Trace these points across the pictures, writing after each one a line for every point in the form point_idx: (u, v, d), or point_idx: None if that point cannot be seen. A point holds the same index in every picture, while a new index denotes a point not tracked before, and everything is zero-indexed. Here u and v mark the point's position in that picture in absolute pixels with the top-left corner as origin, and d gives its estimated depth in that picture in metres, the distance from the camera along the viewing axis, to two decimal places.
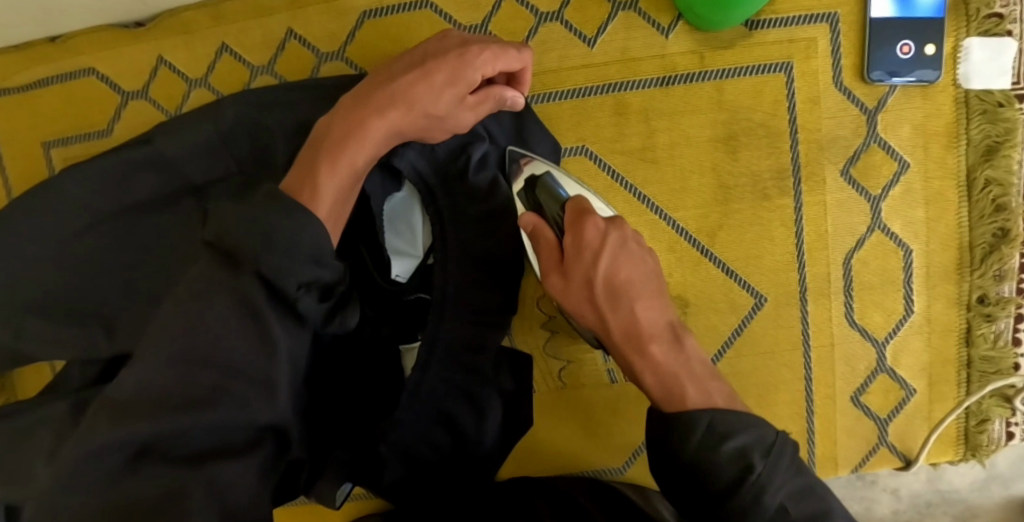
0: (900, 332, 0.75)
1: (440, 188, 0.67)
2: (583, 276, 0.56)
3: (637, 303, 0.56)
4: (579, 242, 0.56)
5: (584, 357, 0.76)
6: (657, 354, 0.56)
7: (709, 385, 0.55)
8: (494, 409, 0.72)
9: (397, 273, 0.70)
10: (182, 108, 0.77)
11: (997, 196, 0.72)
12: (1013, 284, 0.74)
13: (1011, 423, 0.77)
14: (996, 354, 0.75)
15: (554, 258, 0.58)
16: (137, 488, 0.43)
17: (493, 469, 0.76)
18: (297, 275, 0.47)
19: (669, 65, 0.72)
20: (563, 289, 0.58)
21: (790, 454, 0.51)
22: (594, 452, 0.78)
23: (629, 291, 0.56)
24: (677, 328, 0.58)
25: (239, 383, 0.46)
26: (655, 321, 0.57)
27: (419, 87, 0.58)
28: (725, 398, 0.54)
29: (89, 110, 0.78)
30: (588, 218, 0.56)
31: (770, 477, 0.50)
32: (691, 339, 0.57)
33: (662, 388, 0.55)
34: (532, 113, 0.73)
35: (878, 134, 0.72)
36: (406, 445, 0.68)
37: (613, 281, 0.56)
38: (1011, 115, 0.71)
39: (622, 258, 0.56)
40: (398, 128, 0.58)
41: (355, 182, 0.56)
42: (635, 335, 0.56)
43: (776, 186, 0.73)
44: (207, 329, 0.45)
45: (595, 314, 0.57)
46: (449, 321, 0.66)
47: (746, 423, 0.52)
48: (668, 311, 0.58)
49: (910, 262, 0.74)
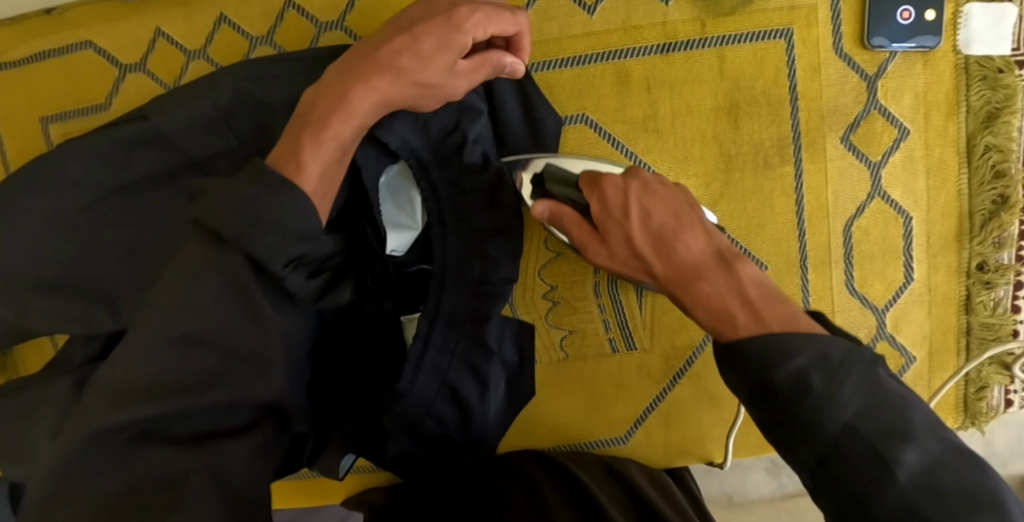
0: (901, 299, 0.75)
1: (434, 163, 0.67)
2: (621, 236, 0.54)
3: (676, 237, 0.51)
4: (605, 206, 0.54)
5: (586, 326, 0.76)
6: (706, 288, 0.50)
7: (761, 307, 0.48)
8: (497, 380, 0.72)
9: (394, 248, 0.68)
10: (180, 81, 0.77)
11: (997, 163, 0.72)
12: (1012, 251, 0.74)
13: (1010, 390, 0.77)
14: (995, 321, 0.76)
15: (590, 232, 0.57)
16: (136, 474, 0.42)
17: (495, 440, 0.76)
18: (286, 253, 0.47)
19: (670, 33, 0.72)
20: (608, 256, 0.56)
21: (863, 370, 0.42)
22: (595, 423, 0.78)
23: (665, 236, 0.52)
24: (728, 253, 0.51)
25: (234, 360, 0.47)
26: (702, 255, 0.51)
27: (409, 56, 0.57)
28: (785, 323, 0.46)
29: (86, 84, 0.77)
30: (605, 179, 0.55)
31: (834, 397, 0.42)
32: (748, 263, 0.50)
33: (710, 313, 0.49)
34: (533, 80, 0.73)
35: (879, 101, 0.72)
36: (410, 417, 0.68)
37: (645, 232, 0.52)
38: (1011, 81, 0.71)
39: (647, 199, 0.53)
40: (386, 99, 0.57)
41: (343, 153, 0.55)
42: (678, 272, 0.51)
43: (776, 154, 0.73)
44: (197, 309, 0.46)
45: (642, 269, 0.54)
46: (450, 290, 0.66)
47: (802, 341, 0.44)
48: (717, 238, 0.52)
49: (910, 229, 0.74)
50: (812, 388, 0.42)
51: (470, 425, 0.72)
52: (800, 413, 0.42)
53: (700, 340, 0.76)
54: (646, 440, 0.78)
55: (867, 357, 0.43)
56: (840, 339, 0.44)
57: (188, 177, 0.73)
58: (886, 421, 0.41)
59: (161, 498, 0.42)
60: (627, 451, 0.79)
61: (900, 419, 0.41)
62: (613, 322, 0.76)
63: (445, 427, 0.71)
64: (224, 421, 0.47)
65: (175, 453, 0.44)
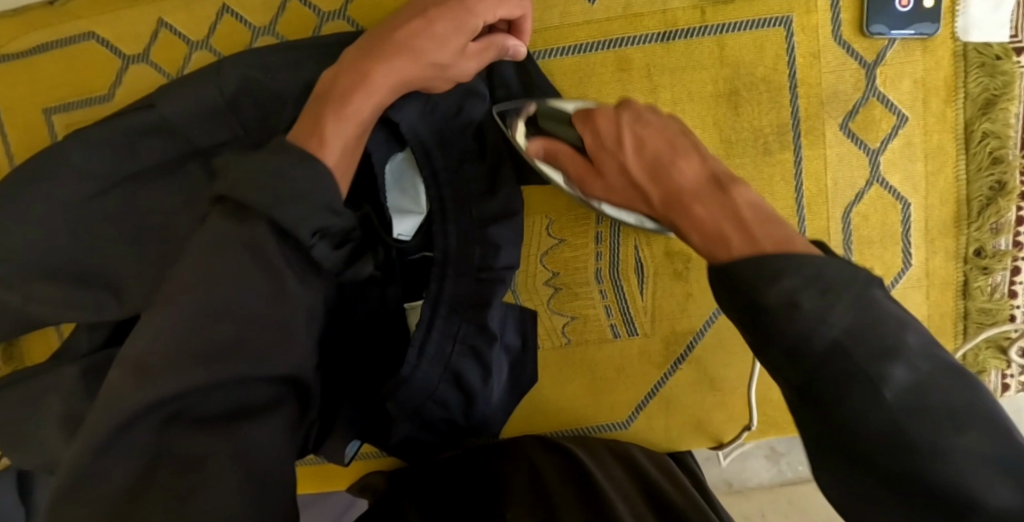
0: (899, 285, 0.77)
1: (436, 147, 0.67)
2: (614, 164, 0.55)
3: (670, 155, 0.52)
4: (598, 138, 0.57)
5: (587, 312, 0.77)
6: (699, 209, 0.48)
7: (755, 226, 0.45)
8: (500, 365, 0.73)
9: (401, 233, 0.70)
10: (184, 71, 0.77)
11: (995, 149, 0.73)
12: (1010, 237, 0.75)
13: (1007, 374, 0.79)
14: (992, 306, 0.77)
15: (582, 164, 0.59)
16: (161, 454, 0.43)
17: (499, 425, 0.77)
18: (314, 220, 0.49)
19: (670, 20, 0.72)
20: (605, 187, 0.57)
21: (865, 287, 0.40)
22: (597, 409, 0.79)
23: (661, 158, 0.53)
24: (726, 178, 0.50)
25: (260, 335, 0.47)
26: (696, 178, 0.51)
27: (424, 38, 0.60)
28: (777, 241, 0.43)
29: (89, 75, 0.78)
30: (597, 112, 0.58)
31: (822, 313, 0.39)
32: (743, 186, 0.49)
33: (704, 238, 0.47)
34: (535, 68, 0.73)
35: (878, 88, 0.73)
36: (414, 402, 0.69)
37: (641, 152, 0.54)
38: (1009, 68, 0.71)
39: (640, 129, 0.55)
40: (403, 77, 0.59)
41: (363, 129, 0.56)
42: (674, 195, 0.51)
43: (776, 141, 0.74)
44: (222, 285, 0.47)
45: (642, 200, 0.54)
46: (452, 278, 0.67)
47: (802, 262, 0.41)
48: (713, 164, 0.52)
49: (908, 215, 0.75)
50: (803, 307, 0.39)
51: (474, 410, 0.73)
52: (782, 329, 0.40)
53: (701, 326, 0.77)
54: (647, 424, 0.79)
55: (894, 320, 0.39)
56: (838, 260, 0.41)
57: (193, 166, 0.73)
58: (920, 395, 0.38)
59: (181, 481, 0.42)
60: (629, 436, 0.80)
61: (943, 395, 0.38)
62: (614, 309, 0.76)
63: (450, 412, 0.71)
64: (248, 400, 0.47)
65: (197, 433, 0.44)
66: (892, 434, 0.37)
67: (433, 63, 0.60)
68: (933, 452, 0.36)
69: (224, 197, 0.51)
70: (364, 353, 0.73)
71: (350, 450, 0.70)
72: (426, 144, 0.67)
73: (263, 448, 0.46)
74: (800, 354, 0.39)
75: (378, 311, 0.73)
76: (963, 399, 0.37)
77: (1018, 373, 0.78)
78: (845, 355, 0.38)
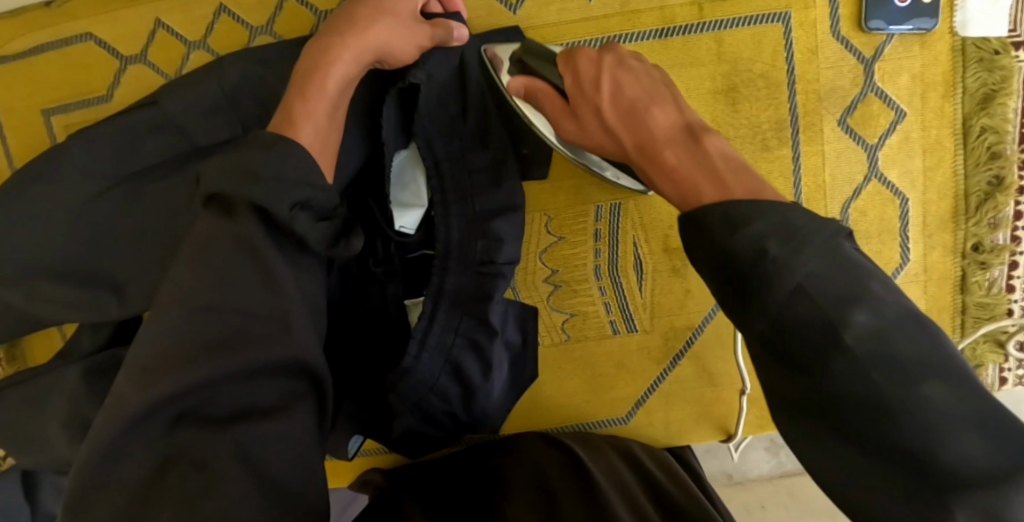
0: (896, 280, 0.77)
1: (437, 135, 0.69)
2: (593, 105, 0.62)
3: (648, 100, 0.60)
4: (578, 78, 0.64)
5: (587, 309, 0.77)
6: (670, 157, 0.56)
7: (728, 178, 0.51)
8: (501, 362, 0.74)
9: (403, 225, 0.71)
10: (181, 71, 0.77)
11: (993, 144, 0.73)
12: (1007, 231, 0.75)
13: (1005, 368, 0.79)
14: (990, 300, 0.77)
15: (561, 106, 0.65)
16: (172, 452, 0.44)
17: (500, 421, 0.78)
18: (294, 193, 0.51)
19: (668, 17, 0.72)
20: (577, 131, 0.64)
21: (825, 237, 0.43)
22: (598, 404, 0.79)
23: (634, 100, 0.60)
24: (697, 127, 0.58)
25: (258, 323, 0.48)
26: (668, 127, 0.58)
27: (373, 19, 0.63)
28: (749, 189, 0.49)
29: (87, 77, 0.77)
30: (578, 53, 0.65)
31: (789, 260, 0.42)
32: (714, 138, 0.55)
33: (684, 147, 0.55)
34: None
35: (876, 83, 0.73)
36: (417, 395, 0.70)
37: (615, 90, 0.61)
38: (1007, 63, 0.71)
39: (619, 71, 0.62)
40: (364, 52, 0.62)
41: (333, 108, 0.60)
42: (648, 142, 0.58)
43: (774, 137, 0.74)
44: (222, 279, 0.48)
45: (612, 139, 0.62)
46: (453, 272, 0.69)
47: (766, 207, 0.45)
48: (682, 113, 0.59)
49: (906, 210, 0.75)
50: (772, 251, 0.43)
51: (475, 405, 0.73)
52: (755, 279, 0.43)
53: (700, 321, 0.77)
54: (647, 420, 0.80)
55: (921, 323, 0.41)
56: (804, 213, 0.45)
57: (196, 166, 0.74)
58: (891, 351, 0.40)
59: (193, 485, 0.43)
60: (629, 431, 0.80)
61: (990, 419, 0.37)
62: (612, 305, 0.77)
63: (451, 406, 0.72)
64: (256, 398, 0.47)
65: (208, 430, 0.45)
66: (870, 401, 0.39)
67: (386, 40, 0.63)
68: (913, 414, 0.38)
69: (210, 200, 0.52)
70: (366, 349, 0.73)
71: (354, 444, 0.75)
72: (427, 132, 0.68)
73: (269, 441, 0.46)
74: (780, 320, 0.42)
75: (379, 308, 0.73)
76: (953, 376, 0.39)
77: (1015, 366, 0.79)
78: (818, 302, 0.41)
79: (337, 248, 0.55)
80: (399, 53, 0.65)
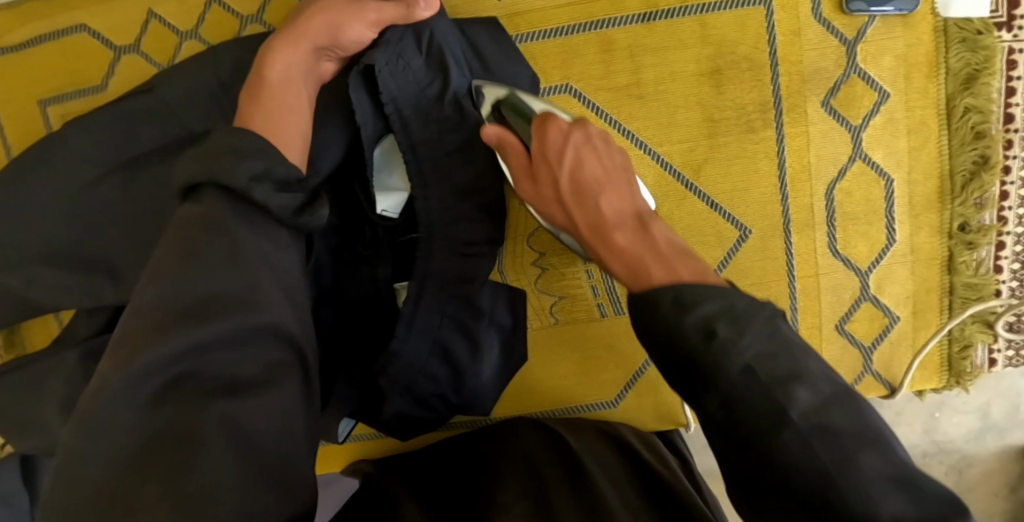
0: (884, 260, 0.77)
1: (414, 118, 0.68)
2: (550, 177, 0.60)
3: (602, 222, 0.58)
4: (544, 145, 0.60)
5: (575, 292, 0.78)
6: (619, 239, 0.56)
7: (676, 261, 0.52)
8: (489, 344, 0.75)
9: (385, 210, 0.72)
10: (174, 60, 0.79)
11: (977, 123, 0.74)
12: (994, 212, 0.76)
13: (994, 349, 0.79)
14: (978, 280, 0.77)
15: (523, 163, 0.62)
16: (155, 427, 0.42)
17: (489, 404, 0.79)
18: (247, 165, 0.52)
19: (651, 1, 0.73)
20: (533, 192, 0.63)
21: (767, 316, 0.44)
22: (588, 387, 0.80)
23: (592, 184, 0.59)
24: (647, 216, 0.58)
25: (228, 297, 0.47)
26: (618, 210, 0.58)
27: (315, 11, 0.68)
28: (696, 274, 0.50)
29: (81, 67, 0.79)
30: (551, 121, 0.61)
31: (736, 338, 0.43)
32: (661, 224, 0.57)
33: (625, 267, 0.55)
34: (517, 50, 0.74)
35: (859, 64, 0.73)
36: (407, 377, 0.71)
37: (577, 175, 0.59)
38: (990, 42, 0.72)
39: (583, 149, 0.60)
40: (305, 39, 0.67)
41: (277, 89, 0.64)
42: (599, 225, 0.58)
43: (759, 119, 0.74)
44: (195, 256, 0.49)
45: (564, 212, 0.61)
46: (439, 254, 0.70)
47: (712, 290, 0.45)
48: (636, 200, 0.59)
49: (892, 191, 0.76)
50: (718, 332, 0.43)
51: (465, 386, 0.74)
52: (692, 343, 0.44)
53: None
54: (637, 402, 0.80)
55: (794, 352, 0.43)
56: (744, 294, 0.45)
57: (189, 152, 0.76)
58: (791, 375, 0.42)
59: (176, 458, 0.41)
60: (619, 414, 0.81)
61: (840, 415, 0.41)
62: (600, 288, 0.77)
63: (440, 387, 0.73)
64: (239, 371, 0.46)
65: (187, 405, 0.43)
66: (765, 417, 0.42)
67: (330, 24, 0.67)
68: (800, 427, 0.41)
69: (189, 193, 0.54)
70: (356, 333, 0.75)
71: (344, 427, 0.77)
72: (404, 115, 0.68)
73: (246, 414, 0.44)
74: (690, 339, 0.44)
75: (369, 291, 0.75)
76: (833, 389, 0.43)
77: (1004, 347, 0.79)
78: (715, 322, 0.44)
79: (304, 217, 0.56)
80: (350, 33, 0.68)
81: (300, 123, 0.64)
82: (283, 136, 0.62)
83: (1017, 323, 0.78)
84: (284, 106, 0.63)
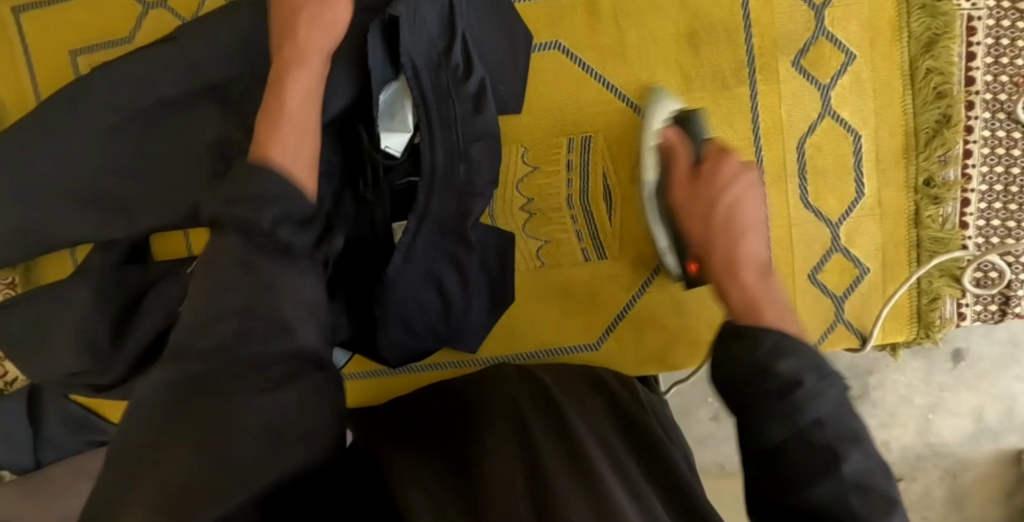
0: (853, 213, 0.81)
1: (425, 70, 0.74)
2: (709, 198, 0.67)
3: (737, 249, 0.63)
4: (713, 177, 0.69)
5: (561, 237, 0.82)
6: (744, 278, 0.60)
7: (768, 310, 0.56)
8: (477, 279, 0.80)
9: (389, 145, 0.78)
10: (197, 16, 0.86)
11: (939, 84, 0.79)
12: (957, 169, 0.80)
13: (962, 304, 0.83)
14: (944, 235, 0.81)
15: (684, 174, 0.71)
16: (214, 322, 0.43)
17: (476, 342, 0.83)
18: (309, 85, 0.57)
19: None
20: (689, 204, 0.69)
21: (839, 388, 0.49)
22: (571, 331, 0.84)
23: (743, 226, 0.65)
24: (773, 271, 0.62)
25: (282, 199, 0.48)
26: (758, 254, 0.63)
27: None
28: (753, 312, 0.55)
29: (112, 20, 0.86)
30: (728, 158, 0.69)
31: (816, 394, 0.48)
32: (779, 282, 0.61)
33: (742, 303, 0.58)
34: (510, 8, 0.80)
35: (826, 28, 0.79)
36: (399, 306, 0.75)
37: (734, 208, 0.66)
38: (949, 9, 0.77)
39: (747, 186, 0.67)
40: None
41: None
42: (733, 259, 0.62)
43: (733, 76, 0.80)
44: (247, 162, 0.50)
45: (705, 228, 0.67)
46: (436, 194, 0.74)
47: (796, 350, 0.50)
48: (763, 252, 0.64)
49: (859, 146, 0.80)
50: (807, 383, 0.48)
51: (453, 318, 0.79)
52: (774, 402, 0.48)
53: None
54: (617, 347, 0.84)
55: (854, 428, 0.48)
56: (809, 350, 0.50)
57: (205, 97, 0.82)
58: (868, 485, 0.46)
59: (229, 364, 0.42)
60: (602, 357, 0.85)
61: (866, 503, 0.45)
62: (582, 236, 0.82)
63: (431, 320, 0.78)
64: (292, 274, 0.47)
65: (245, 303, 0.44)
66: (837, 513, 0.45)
67: None
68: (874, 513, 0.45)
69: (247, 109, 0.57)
70: (356, 265, 0.80)
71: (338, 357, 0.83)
72: (417, 64, 0.73)
73: (295, 289, 0.45)
74: (806, 428, 0.47)
75: (367, 228, 0.80)
76: (884, 498, 0.46)
77: (972, 302, 0.83)
78: (816, 439, 0.47)
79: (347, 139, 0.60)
80: None
81: (315, 155, 0.55)
82: (292, 103, 0.56)
83: (982, 279, 0.82)
84: (299, 131, 0.54)
